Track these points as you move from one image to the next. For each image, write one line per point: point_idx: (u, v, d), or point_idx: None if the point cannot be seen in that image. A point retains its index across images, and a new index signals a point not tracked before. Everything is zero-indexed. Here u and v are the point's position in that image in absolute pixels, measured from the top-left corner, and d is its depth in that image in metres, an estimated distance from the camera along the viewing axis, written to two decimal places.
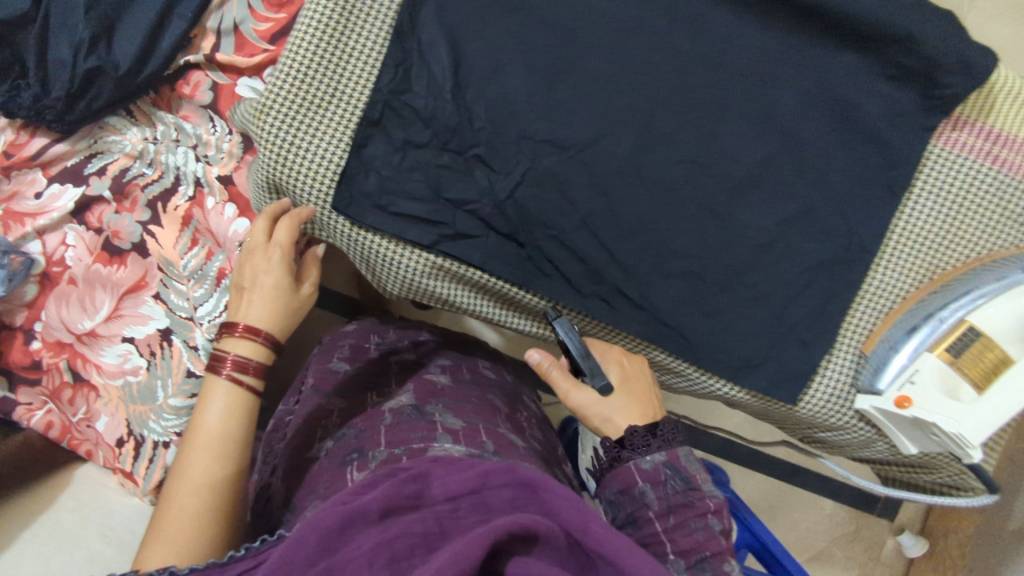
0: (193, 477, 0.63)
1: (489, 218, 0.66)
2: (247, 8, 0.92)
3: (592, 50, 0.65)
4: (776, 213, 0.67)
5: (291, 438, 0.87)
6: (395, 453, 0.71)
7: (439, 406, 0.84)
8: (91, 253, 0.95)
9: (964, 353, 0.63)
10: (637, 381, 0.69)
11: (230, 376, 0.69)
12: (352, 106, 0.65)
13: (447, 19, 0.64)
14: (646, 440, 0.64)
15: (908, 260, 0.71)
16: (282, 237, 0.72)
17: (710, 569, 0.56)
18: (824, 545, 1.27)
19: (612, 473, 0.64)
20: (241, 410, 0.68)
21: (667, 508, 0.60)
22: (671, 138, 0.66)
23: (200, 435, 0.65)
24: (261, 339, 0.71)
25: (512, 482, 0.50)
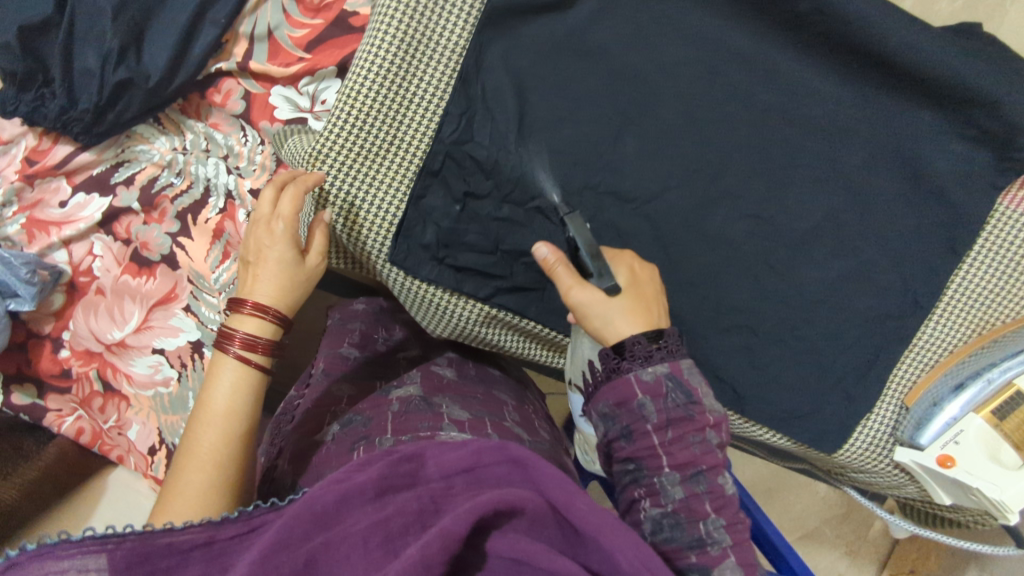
0: (202, 457, 0.52)
1: (545, 271, 0.65)
2: (281, 12, 0.86)
3: (664, 99, 0.64)
4: (834, 268, 0.68)
5: (297, 420, 0.82)
6: (403, 438, 0.67)
7: (448, 400, 0.80)
8: (119, 264, 0.92)
9: (1010, 418, 0.66)
10: (645, 287, 0.58)
11: (236, 357, 0.56)
12: (410, 155, 0.63)
13: (514, 65, 0.63)
14: (650, 351, 0.53)
15: (962, 315, 0.70)
16: (287, 210, 0.57)
17: (704, 484, 0.50)
18: (815, 525, 1.28)
19: (607, 383, 0.54)
20: (253, 388, 0.56)
21: (666, 421, 0.51)
22: (737, 193, 0.66)
23: (208, 409, 0.54)
24: (270, 317, 0.57)
25: (507, 459, 0.47)
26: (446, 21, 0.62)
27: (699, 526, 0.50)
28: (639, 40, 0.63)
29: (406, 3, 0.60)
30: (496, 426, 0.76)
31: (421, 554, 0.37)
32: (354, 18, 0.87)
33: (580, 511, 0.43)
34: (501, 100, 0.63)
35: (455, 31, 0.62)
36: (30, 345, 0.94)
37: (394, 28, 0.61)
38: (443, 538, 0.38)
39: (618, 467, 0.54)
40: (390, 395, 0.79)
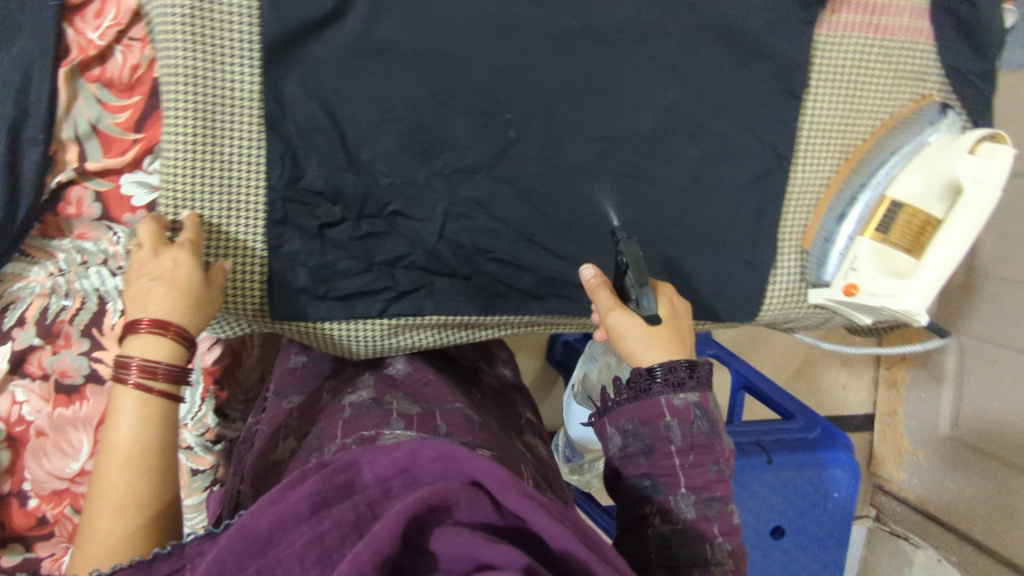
0: (115, 500, 0.52)
1: (427, 265, 0.66)
2: (96, 103, 0.69)
3: (473, 61, 0.64)
4: (695, 153, 0.70)
5: (257, 444, 0.86)
6: (348, 443, 0.72)
7: (398, 397, 0.84)
8: (49, 400, 0.77)
9: (893, 228, 0.69)
10: (681, 318, 0.63)
11: (137, 389, 0.54)
12: (252, 212, 0.62)
13: (315, 88, 0.61)
14: (683, 377, 0.57)
15: (824, 148, 0.73)
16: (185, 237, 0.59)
17: (716, 508, 0.55)
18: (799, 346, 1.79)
19: (635, 402, 0.57)
20: (159, 419, 0.56)
21: (689, 446, 0.56)
22: (578, 122, 0.67)
23: (115, 449, 0.53)
24: (170, 335, 0.56)
25: (440, 453, 0.49)
26: (233, 69, 0.59)
27: (708, 546, 0.53)
28: (428, 17, 0.62)
29: (187, 68, 0.58)
30: (442, 414, 0.80)
31: (351, 565, 0.38)
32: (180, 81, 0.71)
33: (512, 497, 0.45)
34: (318, 127, 0.62)
35: (246, 76, 0.60)
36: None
37: (183, 95, 0.59)
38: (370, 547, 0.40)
39: (625, 485, 0.57)
40: (342, 401, 0.84)
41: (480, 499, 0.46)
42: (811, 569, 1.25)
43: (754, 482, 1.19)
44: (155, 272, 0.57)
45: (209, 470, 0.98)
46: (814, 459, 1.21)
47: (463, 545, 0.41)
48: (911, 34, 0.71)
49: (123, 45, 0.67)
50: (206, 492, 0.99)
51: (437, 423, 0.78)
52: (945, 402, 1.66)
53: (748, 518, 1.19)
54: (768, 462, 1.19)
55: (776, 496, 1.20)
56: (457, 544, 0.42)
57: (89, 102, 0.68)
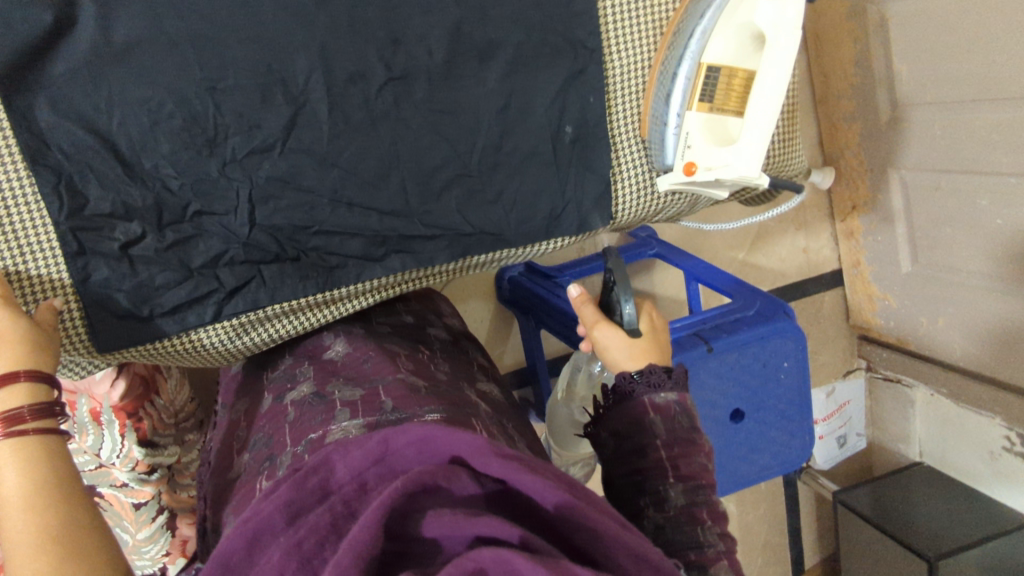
0: (22, 553, 0.49)
1: (248, 256, 0.64)
2: None
3: (229, 36, 0.60)
4: (496, 71, 0.67)
5: (219, 465, 0.85)
6: (299, 454, 0.71)
7: (339, 382, 0.83)
8: None
9: (716, 93, 0.68)
10: (660, 336, 0.77)
11: (9, 438, 0.53)
12: (47, 251, 0.59)
13: (67, 108, 0.58)
14: (662, 378, 0.68)
15: (635, 30, 0.69)
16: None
17: (702, 495, 0.61)
18: (760, 227, 1.74)
19: (623, 403, 0.67)
20: (47, 455, 0.54)
21: (673, 440, 0.64)
22: (362, 71, 0.63)
23: (9, 501, 0.51)
24: (24, 378, 0.55)
25: (413, 439, 0.50)
26: None
27: (699, 530, 0.58)
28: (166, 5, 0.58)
29: None
30: (387, 388, 0.78)
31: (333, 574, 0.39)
32: None
33: (495, 467, 0.47)
34: (88, 149, 0.59)
35: None
36: None
37: None
38: (351, 548, 0.40)
39: (622, 484, 0.63)
40: (285, 402, 0.82)
41: (460, 475, 0.48)
42: (781, 442, 1.23)
43: (699, 375, 1.13)
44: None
45: (153, 500, 0.98)
46: (753, 335, 1.15)
47: (447, 524, 0.44)
48: None
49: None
50: (156, 522, 0.98)
51: (383, 399, 0.75)
52: (901, 241, 1.61)
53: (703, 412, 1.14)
54: (708, 351, 1.12)
55: (727, 382, 1.15)
56: (443, 524, 0.44)
57: None
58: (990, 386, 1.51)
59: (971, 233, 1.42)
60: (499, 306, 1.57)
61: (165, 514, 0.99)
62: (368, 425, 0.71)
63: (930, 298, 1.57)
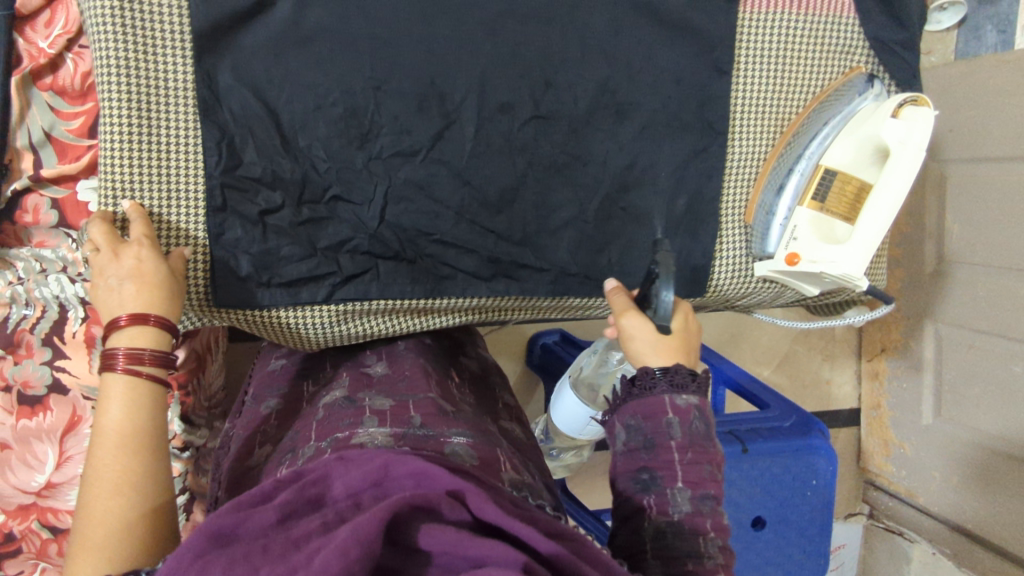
0: (106, 485, 0.53)
1: (370, 249, 0.67)
2: (49, 110, 0.77)
3: (403, 46, 0.65)
4: (629, 130, 0.71)
5: (234, 451, 0.83)
6: (323, 448, 0.69)
7: (372, 393, 0.83)
8: (12, 412, 0.81)
9: (829, 196, 0.71)
10: (692, 336, 0.66)
11: (125, 373, 0.55)
12: (193, 201, 0.62)
13: (246, 75, 0.62)
14: (687, 379, 0.60)
15: (760, 124, 0.74)
16: (139, 232, 0.59)
17: (710, 505, 0.55)
18: (788, 347, 1.76)
19: (639, 398, 0.60)
20: (150, 402, 0.56)
21: (688, 444, 0.57)
22: (511, 103, 0.68)
23: (107, 433, 0.54)
24: (152, 322, 0.57)
25: (414, 470, 0.47)
26: (166, 60, 0.61)
27: (702, 540, 0.53)
28: (353, 3, 0.63)
29: (119, 63, 0.59)
30: (416, 405, 0.77)
31: (342, 561, 0.37)
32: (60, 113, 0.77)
33: (492, 513, 0.43)
34: (254, 117, 0.63)
35: (180, 67, 0.61)
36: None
37: (120, 90, 0.60)
38: (361, 542, 0.38)
39: (623, 482, 0.58)
40: (316, 403, 0.82)
41: (457, 507, 0.44)
42: (794, 560, 1.19)
43: (729, 472, 1.13)
44: (121, 272, 0.57)
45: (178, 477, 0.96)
46: (788, 446, 1.16)
47: (448, 542, 0.41)
48: (833, 9, 0.73)
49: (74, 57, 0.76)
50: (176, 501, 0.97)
51: (411, 415, 0.75)
52: (926, 391, 1.62)
53: (725, 509, 1.13)
54: (743, 451, 1.13)
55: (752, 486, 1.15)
56: (444, 541, 0.41)
57: (43, 110, 0.76)
58: (996, 555, 1.48)
59: (999, 395, 1.43)
60: (527, 370, 1.57)
61: (185, 494, 0.98)
62: (395, 435, 0.69)
63: (948, 454, 1.58)
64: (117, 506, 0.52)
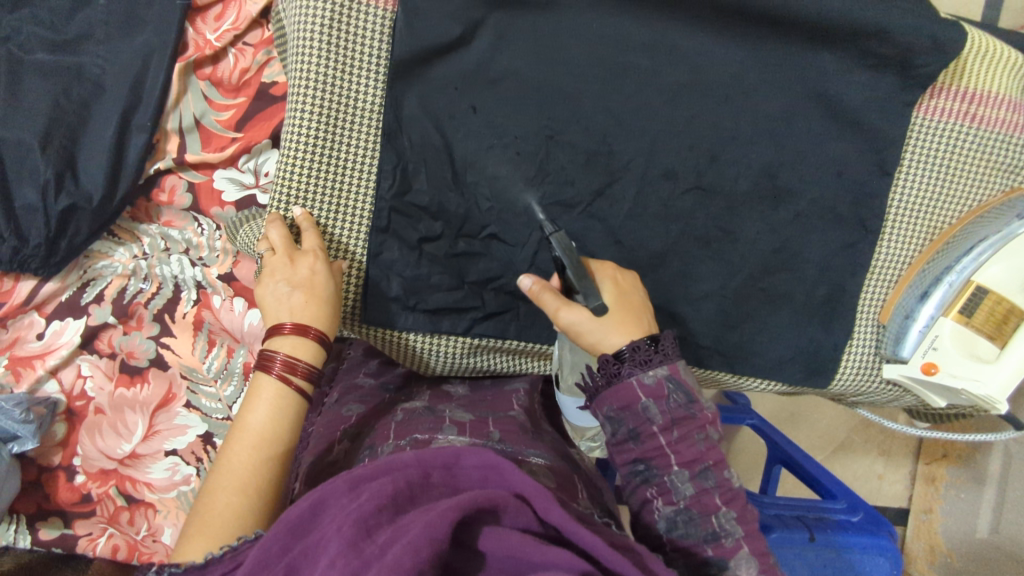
0: (235, 481, 0.51)
1: (516, 290, 0.67)
2: (204, 99, 0.85)
3: (583, 102, 0.66)
4: (783, 214, 0.71)
5: (313, 448, 0.70)
6: (401, 446, 0.61)
7: (452, 405, 0.73)
8: (112, 379, 0.85)
9: (977, 313, 0.68)
10: (631, 297, 0.59)
11: (277, 378, 0.55)
12: (358, 218, 0.64)
13: (430, 106, 0.64)
14: (648, 354, 0.54)
15: (910, 228, 0.74)
16: (313, 244, 0.60)
17: (712, 479, 0.53)
18: (845, 436, 1.60)
19: (609, 388, 0.54)
20: (292, 414, 0.56)
21: (671, 422, 0.53)
22: (676, 171, 0.68)
23: (248, 431, 0.53)
24: (312, 335, 0.57)
25: (485, 462, 0.44)
26: (360, 81, 0.63)
27: (713, 520, 0.52)
28: (545, 55, 0.65)
29: (318, 79, 0.62)
30: (496, 420, 0.70)
31: (413, 558, 0.34)
32: (216, 104, 0.85)
33: (559, 516, 0.41)
34: (431, 146, 0.65)
35: (372, 90, 0.63)
36: (44, 480, 0.84)
37: (315, 104, 0.62)
38: (432, 540, 0.35)
39: (622, 473, 0.56)
40: (396, 406, 0.73)
41: (524, 511, 0.41)
42: None
43: (793, 559, 1.10)
44: (293, 278, 0.58)
45: None
46: (857, 542, 1.11)
47: (516, 546, 0.38)
48: (1007, 125, 0.72)
49: (234, 51, 0.85)
50: None
51: (490, 428, 0.67)
52: (984, 506, 1.37)
53: None
54: (810, 539, 1.10)
55: None
56: (511, 546, 0.38)
57: (197, 97, 0.84)
58: None
59: None
60: None
61: None
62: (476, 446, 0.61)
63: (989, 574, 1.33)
64: (241, 504, 0.50)
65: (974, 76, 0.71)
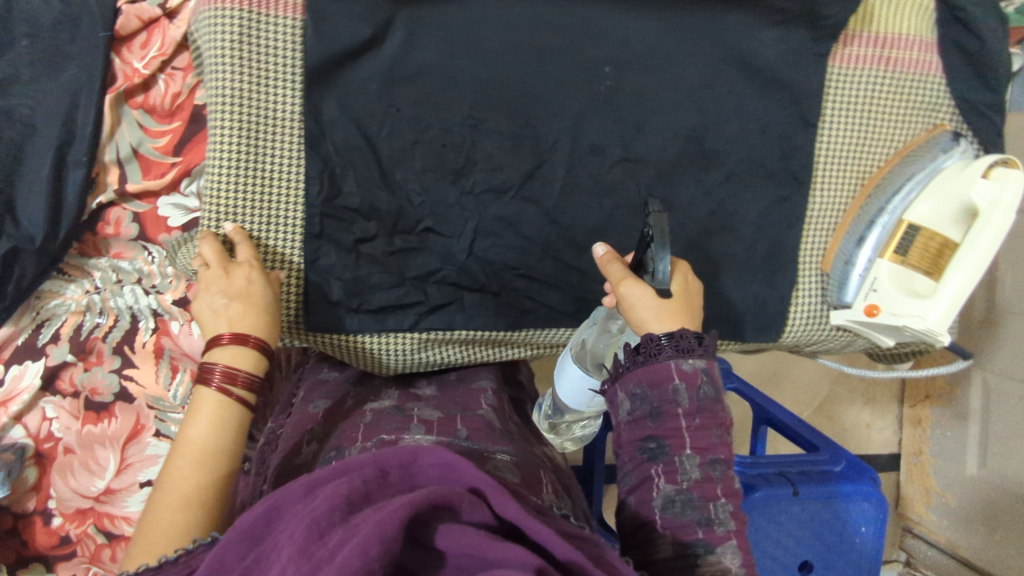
0: (178, 497, 0.52)
1: (457, 281, 0.68)
2: (140, 128, 0.82)
3: (503, 87, 0.67)
4: (713, 176, 0.72)
5: (280, 448, 0.72)
6: (364, 447, 0.63)
7: (420, 405, 0.75)
8: (78, 417, 0.84)
9: (911, 251, 0.70)
10: (693, 298, 0.59)
11: (217, 390, 0.56)
12: (291, 227, 0.64)
13: (351, 108, 0.65)
14: (691, 343, 0.54)
15: (841, 176, 0.75)
16: (247, 256, 0.61)
17: (719, 471, 0.52)
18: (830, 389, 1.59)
19: (644, 365, 0.54)
20: (235, 424, 0.57)
21: (695, 409, 0.53)
22: (603, 146, 0.69)
23: (191, 445, 0.54)
24: (251, 344, 0.58)
25: (444, 455, 0.44)
26: (277, 91, 0.63)
27: (710, 507, 0.50)
28: (459, 45, 0.65)
29: (234, 94, 0.62)
30: (464, 418, 0.72)
31: (361, 559, 0.33)
32: (151, 131, 0.83)
33: (515, 510, 0.40)
34: (356, 149, 0.65)
35: (290, 99, 0.64)
36: (21, 528, 0.83)
37: (234, 119, 0.62)
38: (381, 540, 0.35)
39: (628, 451, 0.54)
40: (364, 406, 0.74)
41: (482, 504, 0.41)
42: None
43: (779, 515, 1.11)
44: (229, 289, 0.59)
45: None
46: (841, 490, 1.14)
47: (470, 543, 0.37)
48: (921, 66, 0.74)
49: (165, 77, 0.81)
50: None
51: (458, 427, 0.69)
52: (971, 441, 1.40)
53: (775, 553, 1.12)
54: (794, 494, 1.11)
55: (802, 529, 1.13)
56: (466, 544, 0.37)
57: (133, 127, 0.82)
58: None
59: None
60: None
61: None
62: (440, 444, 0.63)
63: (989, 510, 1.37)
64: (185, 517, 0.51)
65: (884, 21, 0.73)
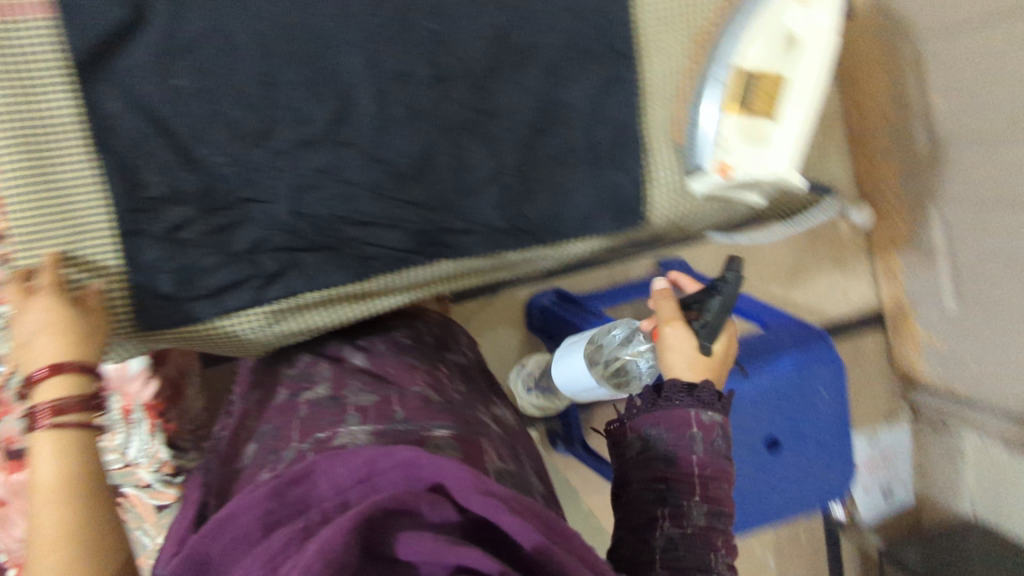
0: (46, 539, 0.51)
1: (288, 243, 0.66)
2: None
3: (282, 33, 0.63)
4: (532, 72, 0.68)
5: (218, 454, 0.74)
6: (303, 450, 0.64)
7: (356, 384, 0.75)
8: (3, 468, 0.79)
9: (749, 99, 0.69)
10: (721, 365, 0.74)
11: (48, 424, 0.56)
12: (103, 232, 0.62)
13: (130, 93, 0.61)
14: (710, 398, 0.67)
15: (669, 39, 0.71)
16: (48, 286, 0.60)
17: (724, 522, 0.62)
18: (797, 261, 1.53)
19: (661, 411, 0.66)
20: (82, 450, 0.57)
21: (706, 463, 0.64)
22: (407, 68, 0.65)
23: (40, 487, 0.54)
24: (69, 367, 0.58)
25: (400, 462, 0.49)
26: (47, 95, 0.60)
27: (714, 555, 0.60)
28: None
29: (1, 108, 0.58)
30: (401, 397, 0.70)
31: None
32: None
33: (472, 505, 0.45)
34: (148, 137, 0.62)
35: (63, 100, 0.60)
36: None
37: (10, 134, 0.59)
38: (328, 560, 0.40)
39: (637, 487, 0.64)
40: (298, 399, 0.74)
41: (441, 505, 0.46)
42: (818, 473, 1.08)
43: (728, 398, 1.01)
44: (35, 325, 0.59)
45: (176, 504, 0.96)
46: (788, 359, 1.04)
47: (428, 548, 0.41)
48: None
49: None
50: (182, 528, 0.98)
51: (394, 408, 0.68)
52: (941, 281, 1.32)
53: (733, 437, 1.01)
54: (740, 373, 1.02)
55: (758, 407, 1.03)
56: (422, 551, 0.41)
57: None
58: None
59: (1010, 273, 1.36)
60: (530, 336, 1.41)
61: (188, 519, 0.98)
62: (376, 432, 0.63)
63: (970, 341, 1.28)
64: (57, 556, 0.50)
65: None
